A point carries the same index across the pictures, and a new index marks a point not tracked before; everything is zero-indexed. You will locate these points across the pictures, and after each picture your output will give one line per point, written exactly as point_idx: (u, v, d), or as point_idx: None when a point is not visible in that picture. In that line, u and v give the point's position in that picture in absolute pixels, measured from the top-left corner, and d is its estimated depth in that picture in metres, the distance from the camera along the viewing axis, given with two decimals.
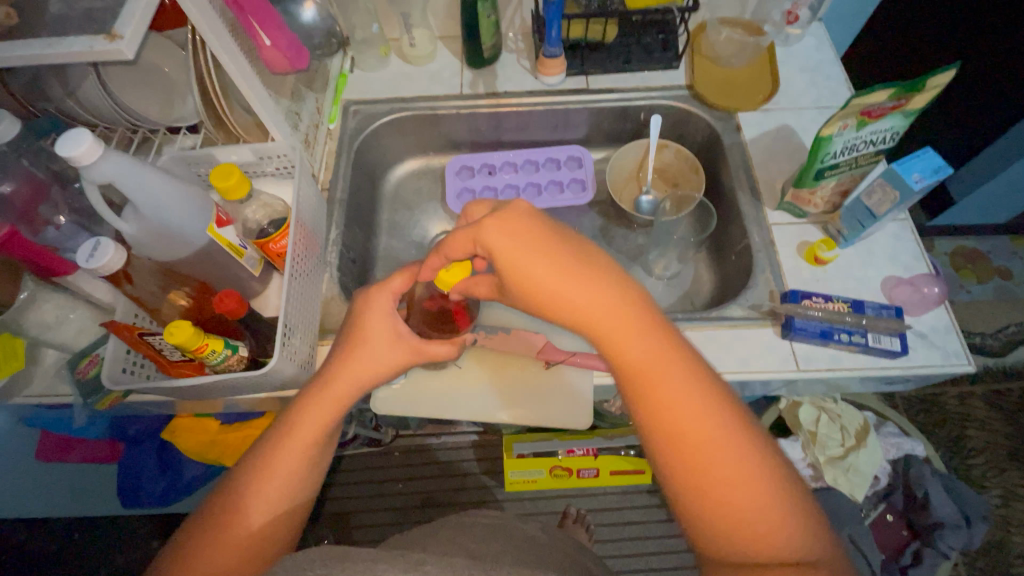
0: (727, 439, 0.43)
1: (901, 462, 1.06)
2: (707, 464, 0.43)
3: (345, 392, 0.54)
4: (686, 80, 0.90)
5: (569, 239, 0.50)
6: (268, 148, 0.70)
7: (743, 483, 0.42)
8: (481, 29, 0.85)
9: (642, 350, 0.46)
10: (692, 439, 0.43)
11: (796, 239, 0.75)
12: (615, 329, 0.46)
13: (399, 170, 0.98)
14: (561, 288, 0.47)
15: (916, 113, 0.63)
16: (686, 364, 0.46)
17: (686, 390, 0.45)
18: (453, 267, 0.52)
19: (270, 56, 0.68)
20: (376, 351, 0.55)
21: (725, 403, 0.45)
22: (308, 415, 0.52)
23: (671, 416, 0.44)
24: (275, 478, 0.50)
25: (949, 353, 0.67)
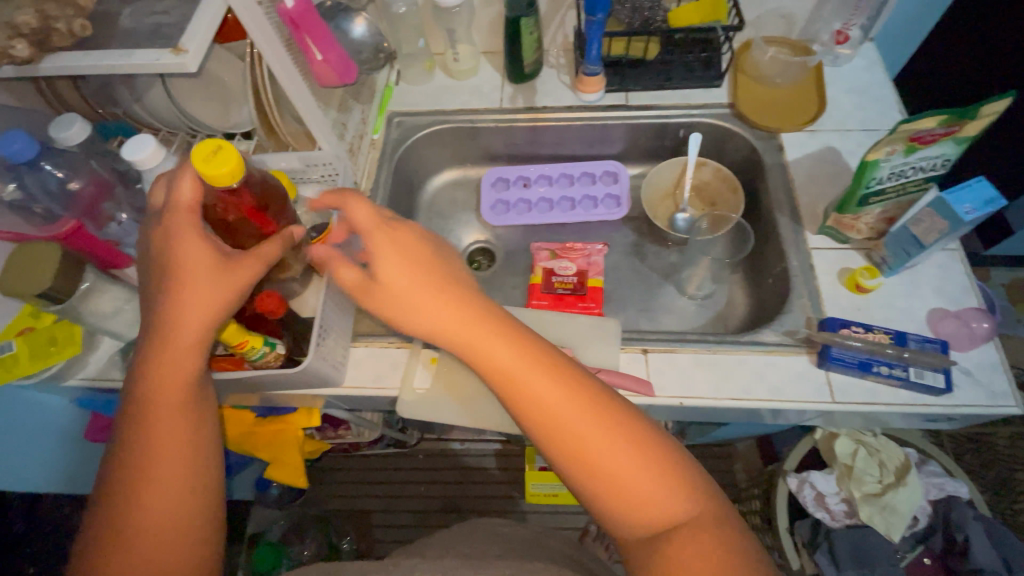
0: (602, 427, 0.47)
1: (942, 503, 1.00)
2: (584, 445, 0.46)
3: (189, 340, 0.50)
4: (727, 99, 0.89)
5: (426, 244, 0.56)
6: (315, 156, 0.73)
7: (625, 466, 0.45)
8: (523, 46, 0.87)
9: (515, 362, 0.50)
10: (563, 426, 0.47)
11: (837, 265, 0.73)
12: (490, 343, 0.51)
13: (436, 179, 1.00)
14: (432, 302, 0.52)
15: (970, 140, 0.61)
16: (538, 355, 0.50)
17: (552, 379, 0.49)
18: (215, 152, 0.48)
19: (319, 69, 0.71)
20: (199, 288, 0.50)
21: (584, 383, 0.49)
22: (163, 373, 0.49)
23: (549, 420, 0.47)
24: (157, 438, 0.48)
25: (996, 393, 0.63)
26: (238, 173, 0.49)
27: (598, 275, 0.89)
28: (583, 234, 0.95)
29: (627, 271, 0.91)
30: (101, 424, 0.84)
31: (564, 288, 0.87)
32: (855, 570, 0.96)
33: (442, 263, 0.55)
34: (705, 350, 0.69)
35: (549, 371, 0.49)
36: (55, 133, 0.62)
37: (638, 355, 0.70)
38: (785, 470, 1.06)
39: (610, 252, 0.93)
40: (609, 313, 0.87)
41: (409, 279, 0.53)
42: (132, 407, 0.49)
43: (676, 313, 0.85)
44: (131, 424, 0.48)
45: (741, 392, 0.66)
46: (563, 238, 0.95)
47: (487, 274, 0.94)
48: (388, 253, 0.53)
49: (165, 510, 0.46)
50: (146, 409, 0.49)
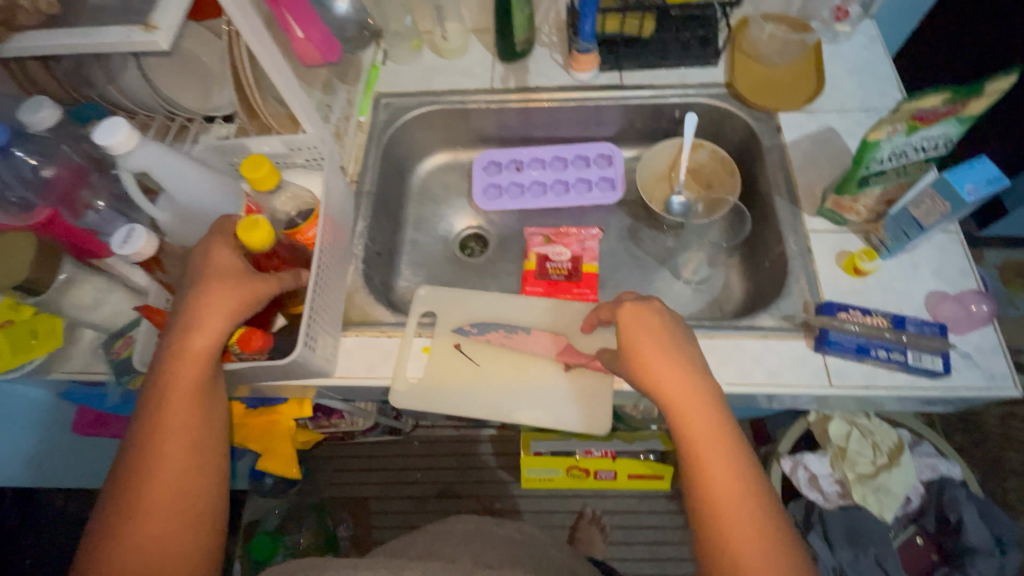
0: (756, 521, 0.48)
1: (935, 483, 1.01)
2: (732, 533, 0.48)
3: (210, 338, 0.53)
4: (724, 78, 0.87)
5: (677, 323, 0.58)
6: (299, 140, 0.70)
7: (753, 564, 0.47)
8: (514, 23, 0.84)
9: (698, 427, 0.52)
10: (721, 510, 0.49)
11: (836, 248, 0.72)
12: (684, 403, 0.53)
13: (426, 163, 0.97)
14: (660, 364, 0.55)
15: (972, 119, 0.60)
16: (728, 442, 0.51)
17: (729, 464, 0.50)
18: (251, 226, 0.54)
19: (302, 47, 0.71)
20: (221, 292, 0.54)
21: (758, 486, 0.50)
22: (185, 365, 0.52)
23: (713, 485, 0.50)
24: (180, 422, 0.52)
25: (994, 376, 0.63)
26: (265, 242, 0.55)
27: (592, 260, 0.87)
28: (578, 219, 0.94)
29: (622, 256, 0.89)
30: (87, 417, 0.83)
31: (559, 273, 0.86)
32: (847, 547, 0.98)
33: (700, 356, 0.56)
34: (703, 336, 0.68)
35: (727, 458, 0.51)
36: (26, 117, 0.60)
37: None
38: (780, 453, 1.06)
39: (605, 237, 0.91)
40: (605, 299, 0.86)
41: (680, 364, 0.54)
42: (149, 390, 0.52)
43: (671, 299, 0.84)
44: (157, 405, 0.52)
45: (738, 377, 0.66)
46: (557, 223, 0.94)
47: (480, 260, 0.92)
48: (644, 332, 0.56)
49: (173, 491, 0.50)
50: (174, 396, 0.52)
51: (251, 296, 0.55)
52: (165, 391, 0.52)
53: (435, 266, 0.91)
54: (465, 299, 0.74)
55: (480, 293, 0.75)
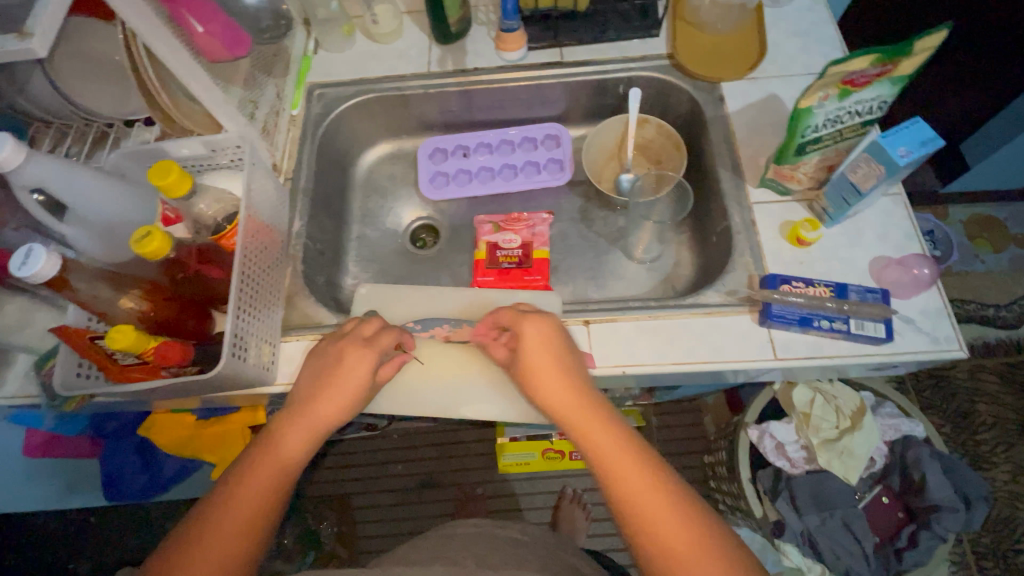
0: (674, 510, 0.49)
1: (899, 443, 1.03)
2: (659, 527, 0.48)
3: (318, 424, 0.56)
4: (666, 49, 0.84)
5: (566, 342, 0.59)
6: (219, 141, 0.66)
7: (684, 552, 0.47)
8: (445, 3, 0.80)
9: (613, 452, 0.52)
10: (639, 510, 0.49)
11: (779, 219, 0.71)
12: (589, 423, 0.53)
13: (370, 154, 0.94)
14: (557, 391, 0.55)
15: (904, 79, 0.58)
16: (627, 439, 0.53)
17: (635, 463, 0.51)
18: (150, 238, 0.53)
19: (205, 42, 0.65)
20: (348, 379, 0.57)
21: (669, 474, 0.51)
22: (287, 437, 0.55)
23: (635, 496, 0.49)
24: (277, 473, 0.54)
25: (938, 339, 0.63)
26: (161, 247, 0.53)
27: (543, 245, 0.85)
28: (528, 204, 0.92)
29: (574, 238, 0.88)
30: (34, 441, 0.79)
31: (509, 261, 0.84)
32: (815, 512, 1.00)
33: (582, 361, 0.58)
34: (648, 317, 0.67)
35: (632, 456, 0.51)
36: None
37: (581, 327, 0.68)
38: (746, 423, 1.07)
39: (556, 220, 0.90)
40: (558, 284, 0.84)
41: (565, 375, 0.56)
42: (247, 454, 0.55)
43: (625, 279, 0.83)
44: (259, 455, 0.54)
45: (684, 356, 0.65)
46: (508, 209, 0.91)
47: (431, 252, 0.90)
48: (530, 351, 0.57)
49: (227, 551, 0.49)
50: (278, 448, 0.55)
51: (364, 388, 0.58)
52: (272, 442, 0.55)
53: (385, 261, 0.88)
54: (408, 294, 0.72)
55: (422, 287, 0.72)
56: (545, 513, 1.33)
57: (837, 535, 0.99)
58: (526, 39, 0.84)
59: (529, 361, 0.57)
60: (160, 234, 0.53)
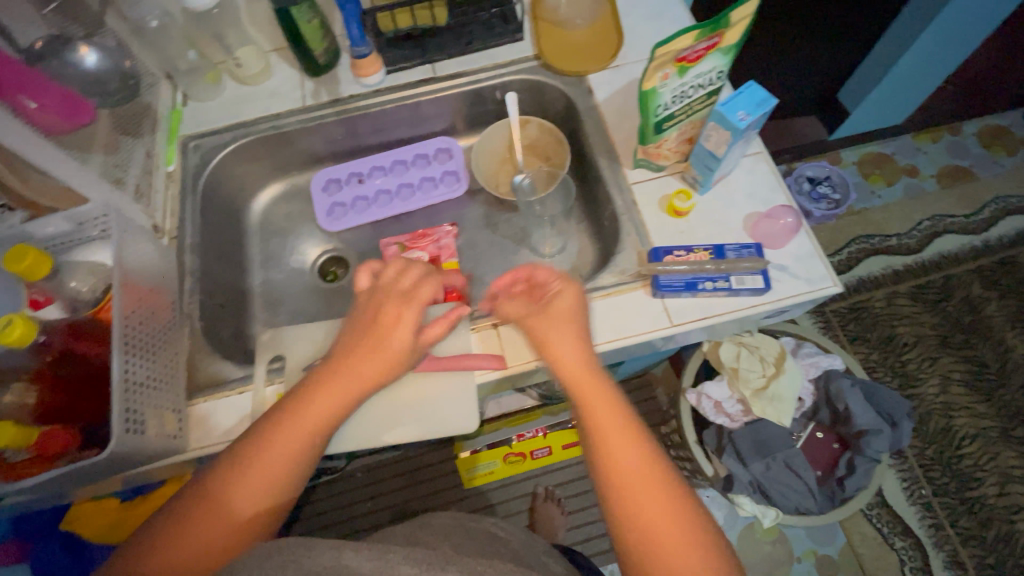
0: (654, 475, 0.53)
1: (822, 378, 1.09)
2: (638, 490, 0.52)
3: (341, 403, 0.58)
4: (532, 51, 0.87)
5: (584, 318, 0.62)
6: (81, 212, 0.63)
7: (658, 515, 0.50)
8: (306, 36, 0.80)
9: (608, 417, 0.56)
10: (624, 468, 0.53)
11: (657, 194, 0.74)
12: (594, 390, 0.57)
13: (263, 198, 0.93)
14: (565, 354, 0.59)
15: (733, 49, 0.62)
16: (621, 409, 0.57)
17: (628, 431, 0.55)
18: (13, 325, 0.52)
19: (41, 119, 0.62)
20: (376, 359, 0.59)
21: (654, 448, 0.55)
22: (296, 427, 0.55)
23: (623, 461, 0.53)
24: (252, 496, 0.52)
25: (814, 279, 0.68)
26: (25, 333, 0.52)
27: (450, 257, 0.86)
28: (431, 219, 0.93)
29: (482, 245, 0.89)
30: None
31: None
32: (758, 459, 1.05)
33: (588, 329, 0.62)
34: None
35: (625, 423, 0.56)
36: None
37: (489, 330, 0.69)
38: (684, 388, 1.11)
39: (461, 231, 0.91)
40: (472, 293, 0.85)
41: (576, 340, 0.60)
42: (252, 437, 0.55)
43: None
44: (269, 438, 0.55)
45: (589, 340, 0.67)
46: (412, 227, 0.92)
47: (343, 285, 0.89)
48: (540, 319, 0.61)
49: (210, 543, 0.50)
50: (291, 431, 0.55)
51: (394, 359, 0.60)
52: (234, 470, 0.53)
53: (297, 301, 0.87)
54: (314, 333, 0.71)
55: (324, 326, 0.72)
56: (522, 517, 1.32)
57: (782, 478, 1.04)
58: (382, 62, 0.85)
59: (540, 329, 0.61)
60: (23, 320, 0.52)
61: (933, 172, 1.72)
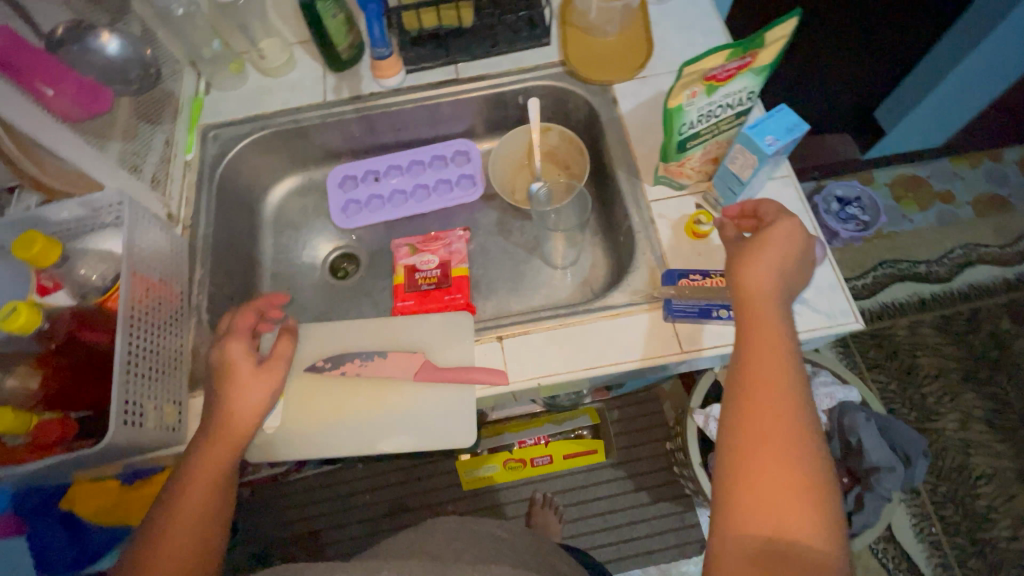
0: (791, 440, 0.46)
1: (836, 410, 1.06)
2: (765, 444, 0.46)
3: (236, 433, 0.57)
4: (558, 57, 0.85)
5: (800, 257, 0.56)
6: (95, 199, 0.64)
7: (780, 479, 0.44)
8: (330, 32, 0.79)
9: (767, 360, 0.50)
10: (760, 415, 0.47)
11: (676, 214, 0.72)
12: (759, 319, 0.52)
13: (278, 190, 0.93)
14: (757, 281, 0.54)
15: (766, 70, 0.60)
16: (786, 360, 0.50)
17: (782, 383, 0.49)
18: (16, 312, 0.52)
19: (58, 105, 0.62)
20: (242, 390, 0.58)
21: (806, 419, 0.48)
22: (203, 467, 0.55)
23: (761, 409, 0.47)
24: (181, 545, 0.52)
25: (834, 313, 0.65)
26: (29, 321, 0.52)
27: (460, 263, 0.85)
28: (444, 222, 0.91)
29: (493, 251, 0.88)
30: None
31: (428, 283, 0.83)
32: None
33: (791, 267, 0.55)
34: (558, 325, 0.68)
35: (784, 374, 0.49)
36: None
37: (494, 342, 0.68)
38: (691, 408, 1.09)
39: (474, 236, 0.90)
40: (480, 301, 0.84)
41: (768, 270, 0.54)
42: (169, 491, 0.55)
43: (545, 287, 0.83)
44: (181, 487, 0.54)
45: (595, 361, 0.66)
46: (425, 229, 0.91)
47: (352, 283, 0.88)
48: (761, 240, 0.56)
49: None
50: (198, 472, 0.55)
51: (260, 388, 0.59)
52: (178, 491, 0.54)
53: (305, 296, 0.87)
54: (321, 334, 0.72)
55: (327, 329, 0.72)
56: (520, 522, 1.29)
57: None
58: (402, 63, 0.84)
59: (762, 246, 0.56)
60: (26, 308, 0.52)
61: (969, 198, 1.65)
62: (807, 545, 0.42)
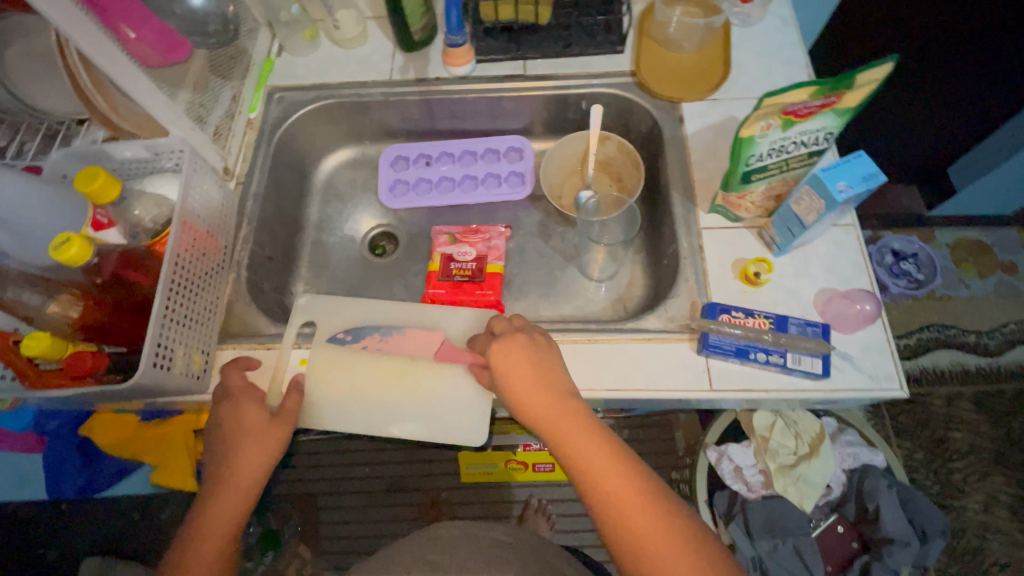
0: (650, 510, 0.50)
1: (857, 471, 1.02)
2: (636, 529, 0.49)
3: (247, 487, 0.57)
4: (629, 66, 0.83)
5: (551, 353, 0.59)
6: (160, 144, 0.66)
7: (664, 557, 0.48)
8: (407, 11, 0.79)
9: (591, 456, 0.52)
10: (620, 507, 0.50)
11: (726, 246, 0.70)
12: (566, 425, 0.54)
13: (331, 160, 0.94)
14: (523, 387, 0.57)
15: (850, 113, 0.57)
16: (609, 443, 0.53)
17: (616, 465, 0.52)
18: (67, 244, 0.53)
19: (138, 49, 0.63)
20: (255, 445, 0.58)
21: (648, 476, 0.53)
22: (210, 524, 0.55)
23: (613, 501, 0.51)
24: None
25: (877, 376, 0.62)
26: (81, 253, 0.53)
27: (497, 260, 0.84)
28: (487, 216, 0.91)
29: (530, 253, 0.87)
30: None
31: (462, 274, 0.83)
32: (767, 537, 0.99)
33: (551, 363, 0.58)
34: (586, 340, 0.66)
35: (611, 459, 0.52)
36: None
37: None
38: (705, 444, 1.04)
39: (514, 234, 0.89)
40: (510, 301, 0.83)
41: (533, 374, 0.57)
42: (180, 544, 0.56)
43: (577, 297, 0.82)
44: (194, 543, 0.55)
45: (619, 382, 0.64)
46: (467, 221, 0.90)
47: (387, 262, 0.89)
48: (504, 352, 0.59)
49: None
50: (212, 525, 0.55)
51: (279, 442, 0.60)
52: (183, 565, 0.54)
53: (340, 268, 0.88)
54: (351, 309, 0.72)
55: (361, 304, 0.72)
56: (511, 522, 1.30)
57: (788, 563, 0.98)
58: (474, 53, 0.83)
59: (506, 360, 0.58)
60: (79, 240, 0.53)
61: None
62: None
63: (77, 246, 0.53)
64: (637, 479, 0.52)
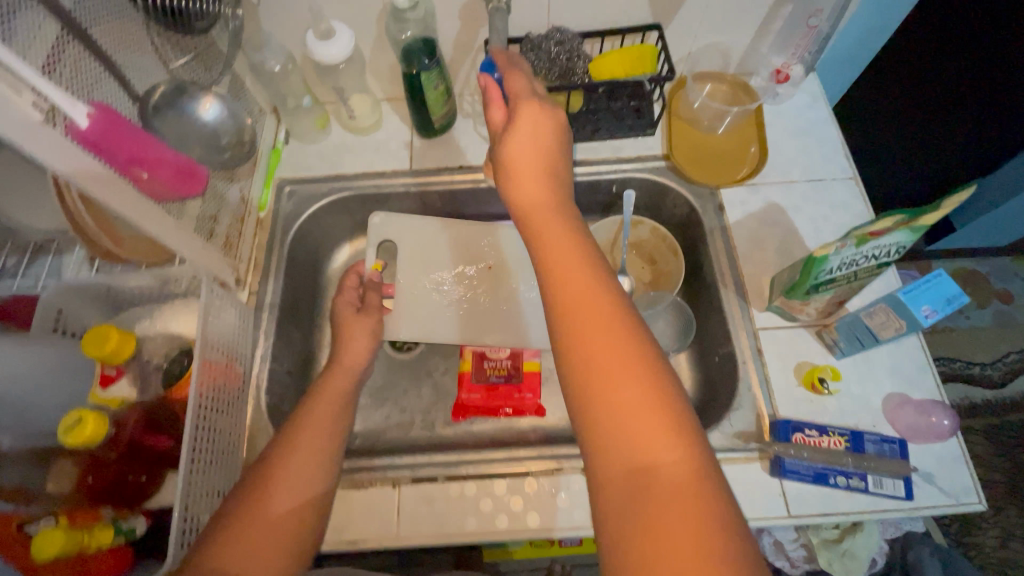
0: (612, 320, 0.42)
1: (899, 540, 0.99)
2: (602, 371, 0.40)
3: (338, 390, 0.63)
4: (661, 149, 0.80)
5: (564, 152, 0.53)
6: (171, 273, 0.60)
7: (621, 388, 0.39)
8: (429, 101, 0.74)
9: (560, 255, 0.45)
10: (593, 361, 0.40)
11: (786, 350, 0.66)
12: (549, 226, 0.47)
13: (345, 248, 0.88)
14: (525, 176, 0.50)
15: (925, 228, 0.53)
16: (580, 248, 0.46)
17: (604, 326, 0.41)
18: (78, 424, 0.46)
19: (148, 188, 0.52)
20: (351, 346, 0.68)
21: (634, 330, 0.42)
22: (313, 414, 0.59)
23: (570, 290, 0.43)
24: (299, 489, 0.53)
25: (958, 490, 0.59)
26: (99, 428, 0.47)
27: (533, 356, 0.79)
28: None
29: None
30: None
31: (498, 375, 0.77)
32: None
33: (562, 136, 0.53)
34: None
35: (593, 307, 0.42)
36: None
37: (579, 477, 0.61)
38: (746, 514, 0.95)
39: None
40: (550, 401, 0.78)
41: (539, 145, 0.52)
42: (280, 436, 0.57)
43: None
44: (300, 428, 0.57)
45: None
46: None
47: (412, 360, 0.82)
48: (530, 181, 0.50)
49: (286, 506, 0.52)
50: (313, 416, 0.59)
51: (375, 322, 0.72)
52: (271, 478, 0.53)
53: None
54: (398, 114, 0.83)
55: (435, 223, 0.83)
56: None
57: None
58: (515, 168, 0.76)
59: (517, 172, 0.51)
60: (94, 416, 0.47)
61: None
62: (666, 459, 0.36)
63: (91, 424, 0.47)
64: (621, 339, 0.41)
